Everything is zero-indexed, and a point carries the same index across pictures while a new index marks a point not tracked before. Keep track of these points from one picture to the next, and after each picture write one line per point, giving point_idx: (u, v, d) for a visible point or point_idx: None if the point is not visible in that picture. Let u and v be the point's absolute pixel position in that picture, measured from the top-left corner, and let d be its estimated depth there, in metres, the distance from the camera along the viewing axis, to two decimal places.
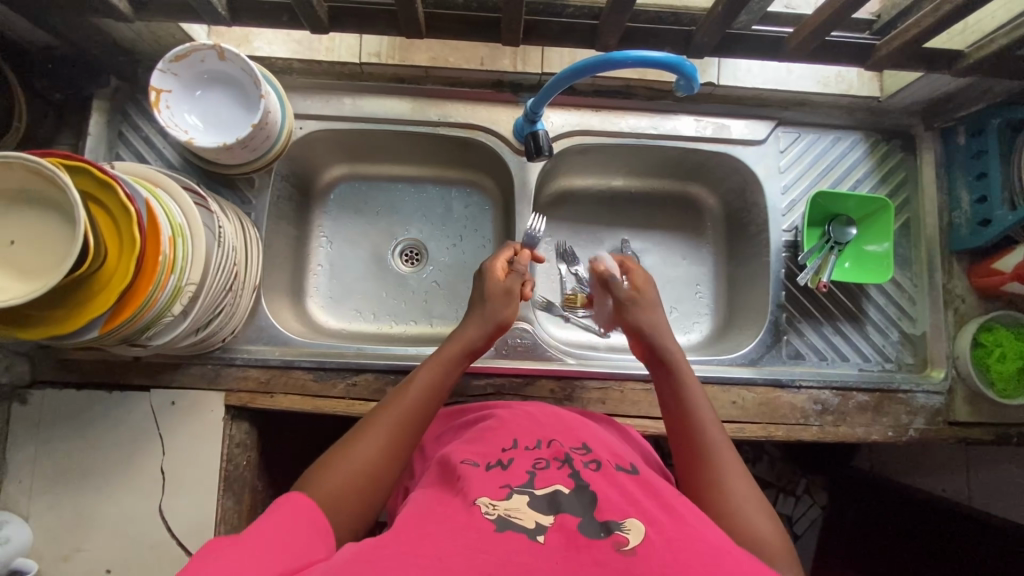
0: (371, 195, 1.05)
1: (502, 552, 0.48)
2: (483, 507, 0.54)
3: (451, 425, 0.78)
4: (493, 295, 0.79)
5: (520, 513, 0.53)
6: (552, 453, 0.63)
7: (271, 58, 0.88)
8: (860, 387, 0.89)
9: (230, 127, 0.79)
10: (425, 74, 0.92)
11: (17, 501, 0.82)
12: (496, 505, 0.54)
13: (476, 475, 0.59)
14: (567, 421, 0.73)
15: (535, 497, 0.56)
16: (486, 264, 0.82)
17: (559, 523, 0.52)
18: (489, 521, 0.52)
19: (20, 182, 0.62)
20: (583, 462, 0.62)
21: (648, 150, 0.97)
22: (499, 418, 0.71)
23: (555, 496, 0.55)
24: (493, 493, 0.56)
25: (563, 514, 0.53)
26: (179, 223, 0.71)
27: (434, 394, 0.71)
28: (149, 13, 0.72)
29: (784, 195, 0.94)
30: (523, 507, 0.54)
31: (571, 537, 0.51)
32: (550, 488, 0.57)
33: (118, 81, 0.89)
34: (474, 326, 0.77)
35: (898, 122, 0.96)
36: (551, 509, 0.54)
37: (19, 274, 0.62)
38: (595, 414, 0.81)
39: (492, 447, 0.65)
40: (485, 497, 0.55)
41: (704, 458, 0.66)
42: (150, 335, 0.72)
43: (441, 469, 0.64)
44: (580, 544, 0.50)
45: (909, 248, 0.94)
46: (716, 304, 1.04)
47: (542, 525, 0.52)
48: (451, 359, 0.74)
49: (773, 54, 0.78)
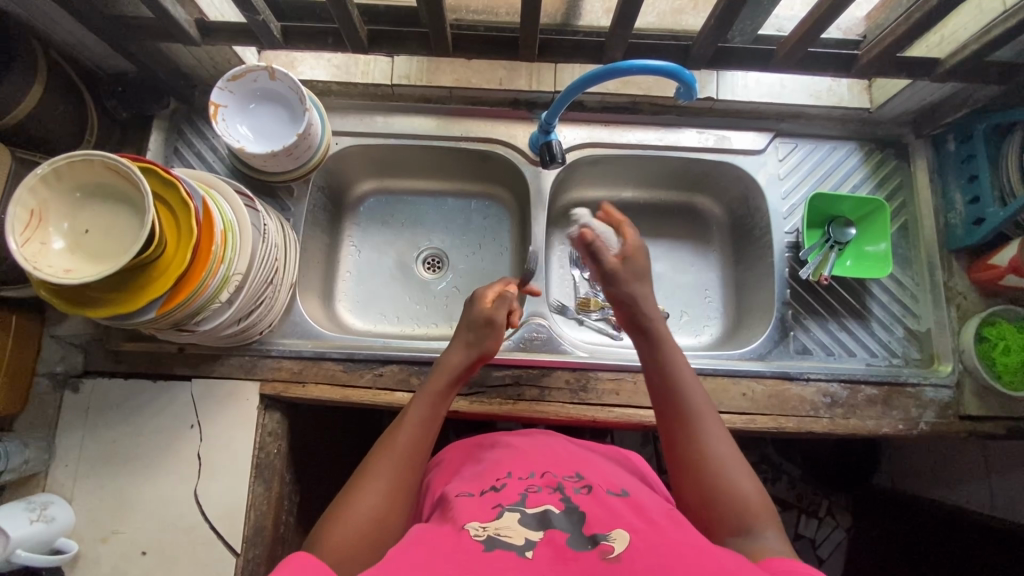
0: (396, 208, 1.13)
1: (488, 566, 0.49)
2: (472, 530, 0.55)
3: (450, 466, 0.78)
4: (477, 322, 0.80)
5: (509, 530, 0.55)
6: (544, 481, 0.64)
7: (313, 81, 1.00)
8: (868, 380, 0.91)
9: (277, 138, 0.90)
10: (450, 94, 1.02)
11: (62, 485, 0.87)
12: (485, 527, 0.56)
13: (468, 505, 0.61)
14: (561, 454, 0.73)
15: (526, 514, 0.57)
16: (474, 294, 0.83)
17: (548, 538, 0.53)
18: (477, 542, 0.53)
19: (99, 178, 0.70)
20: (574, 488, 0.63)
21: (655, 161, 1.04)
22: (495, 458, 0.72)
23: (545, 515, 0.57)
24: (482, 516, 0.58)
25: (553, 531, 0.55)
26: (230, 219, 0.78)
27: (427, 428, 0.72)
28: (214, 38, 0.84)
29: (785, 200, 1.00)
30: (513, 525, 0.56)
31: (560, 550, 0.52)
32: (540, 509, 0.58)
33: (177, 104, 1.00)
34: (457, 353, 0.78)
35: (889, 132, 1.02)
36: (540, 526, 0.55)
37: (92, 258, 0.69)
38: (591, 442, 0.80)
39: (486, 479, 0.66)
40: (474, 522, 0.57)
41: (685, 424, 0.67)
42: (199, 320, 0.78)
43: (438, 506, 0.66)
44: (568, 557, 0.51)
45: (908, 248, 0.99)
46: (724, 307, 1.08)
47: (531, 540, 0.53)
48: (436, 392, 0.75)
49: (766, 65, 0.86)
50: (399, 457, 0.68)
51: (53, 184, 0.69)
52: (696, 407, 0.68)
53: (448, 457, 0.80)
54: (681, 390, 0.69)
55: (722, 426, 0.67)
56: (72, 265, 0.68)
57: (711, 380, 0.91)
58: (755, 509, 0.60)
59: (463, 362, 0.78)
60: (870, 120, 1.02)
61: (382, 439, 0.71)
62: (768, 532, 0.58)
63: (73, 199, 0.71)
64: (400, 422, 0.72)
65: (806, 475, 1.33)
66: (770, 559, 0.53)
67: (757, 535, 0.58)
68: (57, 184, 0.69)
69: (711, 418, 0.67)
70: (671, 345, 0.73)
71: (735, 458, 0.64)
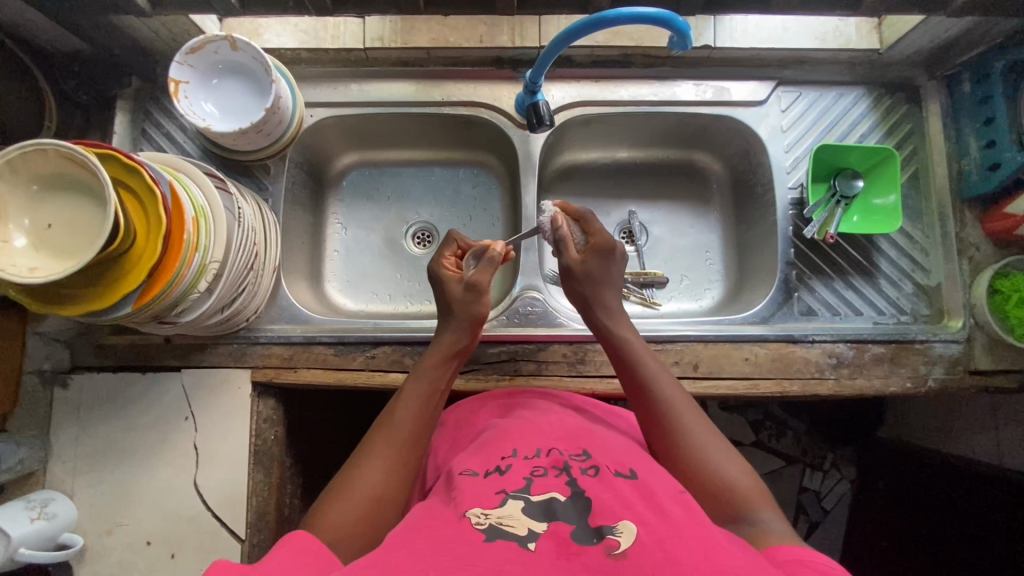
0: (381, 181, 1.08)
1: (489, 558, 0.47)
2: (474, 517, 0.53)
3: (453, 441, 0.76)
4: (457, 297, 0.77)
5: (512, 520, 0.53)
6: (551, 461, 0.62)
7: (280, 49, 0.93)
8: (874, 339, 0.89)
9: (245, 114, 0.85)
10: (427, 56, 0.95)
11: (62, 481, 0.87)
12: (488, 514, 0.54)
13: (472, 486, 0.59)
14: (569, 427, 0.71)
15: (531, 504, 0.55)
16: (435, 271, 0.80)
17: (552, 531, 0.51)
18: (477, 531, 0.51)
19: (56, 168, 0.66)
20: (581, 468, 0.61)
21: (649, 118, 0.98)
22: (500, 430, 0.70)
23: (551, 504, 0.55)
24: (485, 502, 0.56)
25: (558, 522, 0.53)
26: (201, 206, 0.74)
27: (427, 402, 0.70)
28: (165, 8, 0.78)
29: (788, 153, 0.95)
30: (517, 515, 0.54)
31: (563, 544, 0.50)
32: (546, 496, 0.56)
33: (140, 82, 0.95)
34: (450, 329, 0.76)
35: (900, 75, 0.96)
36: (545, 516, 0.53)
37: (58, 253, 0.66)
38: (596, 406, 0.80)
39: (491, 456, 0.64)
40: (476, 508, 0.55)
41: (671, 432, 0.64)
42: (179, 311, 0.76)
43: (442, 482, 0.64)
44: (572, 552, 0.49)
45: (918, 199, 0.94)
46: (726, 268, 1.04)
47: (534, 531, 0.52)
48: (435, 365, 0.73)
49: (766, 7, 0.79)
50: (396, 433, 0.66)
51: (7, 177, 0.65)
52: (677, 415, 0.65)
53: (451, 425, 0.78)
54: (654, 385, 0.68)
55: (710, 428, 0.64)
56: (37, 262, 0.65)
57: (713, 346, 0.88)
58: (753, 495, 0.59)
59: (463, 336, 0.76)
60: (879, 62, 0.95)
61: (383, 415, 0.69)
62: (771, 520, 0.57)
63: (32, 192, 0.66)
64: (399, 398, 0.70)
65: (811, 430, 1.31)
66: (774, 548, 0.53)
67: (767, 518, 0.57)
68: (13, 176, 0.65)
69: (701, 430, 0.64)
70: (648, 356, 0.71)
71: (717, 443, 0.63)
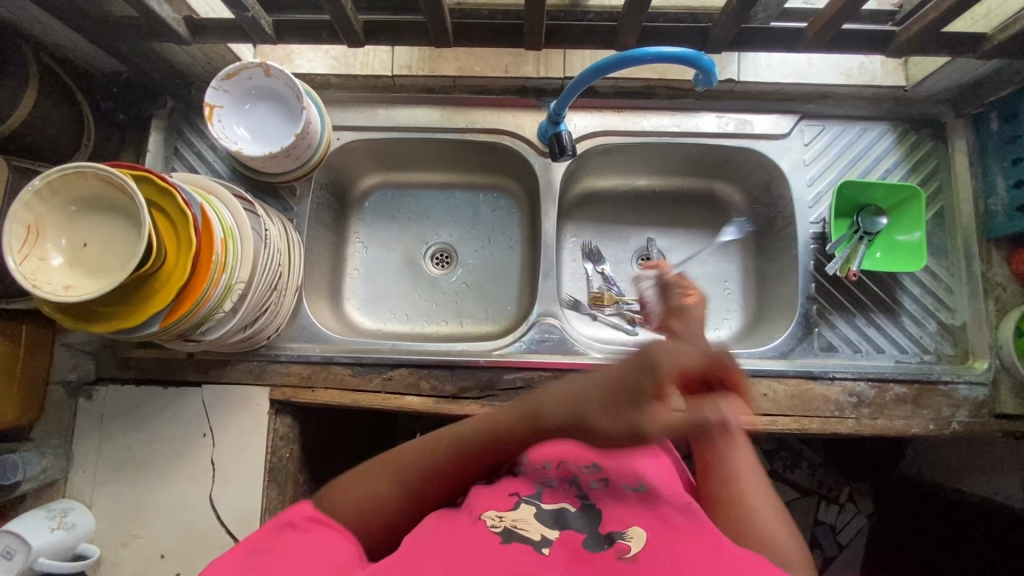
0: (402, 203, 1.10)
1: (505, 558, 0.51)
2: (489, 520, 0.56)
3: None
4: None
5: (526, 524, 0.56)
6: (560, 473, 0.65)
7: (310, 74, 0.96)
8: (897, 379, 0.87)
9: (276, 139, 0.87)
10: (453, 83, 0.97)
11: (81, 490, 0.88)
12: (502, 517, 0.56)
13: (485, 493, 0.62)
14: None
15: (542, 510, 0.59)
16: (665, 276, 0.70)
17: (564, 538, 0.55)
18: (493, 534, 0.54)
19: (94, 189, 0.68)
20: (589, 482, 0.64)
21: (671, 149, 0.99)
22: None
23: (562, 513, 0.58)
24: (499, 506, 0.59)
25: (569, 530, 0.56)
26: (230, 227, 0.75)
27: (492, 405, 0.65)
28: (204, 36, 0.80)
29: (811, 187, 0.94)
30: (529, 519, 0.57)
31: (575, 551, 0.53)
32: (556, 505, 0.60)
33: (174, 102, 0.97)
34: None
35: (927, 111, 0.95)
36: (557, 525, 0.57)
37: (93, 273, 0.67)
38: None
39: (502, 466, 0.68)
40: (491, 511, 0.58)
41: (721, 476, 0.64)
42: (204, 330, 0.77)
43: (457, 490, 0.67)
44: (584, 559, 0.53)
45: (943, 237, 0.93)
46: (745, 299, 1.03)
47: (546, 537, 0.55)
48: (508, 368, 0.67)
49: (793, 46, 0.80)
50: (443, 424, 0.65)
51: (47, 198, 0.67)
52: (731, 461, 0.65)
53: None
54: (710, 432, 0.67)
55: (763, 487, 0.63)
56: (72, 280, 0.67)
57: None
58: (789, 553, 0.57)
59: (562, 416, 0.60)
60: (905, 99, 0.95)
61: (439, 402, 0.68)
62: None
63: (70, 212, 0.69)
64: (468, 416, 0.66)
65: (827, 463, 1.26)
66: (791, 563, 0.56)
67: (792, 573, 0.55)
68: (53, 198, 0.67)
69: (751, 483, 0.63)
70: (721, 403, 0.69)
71: (766, 499, 0.62)
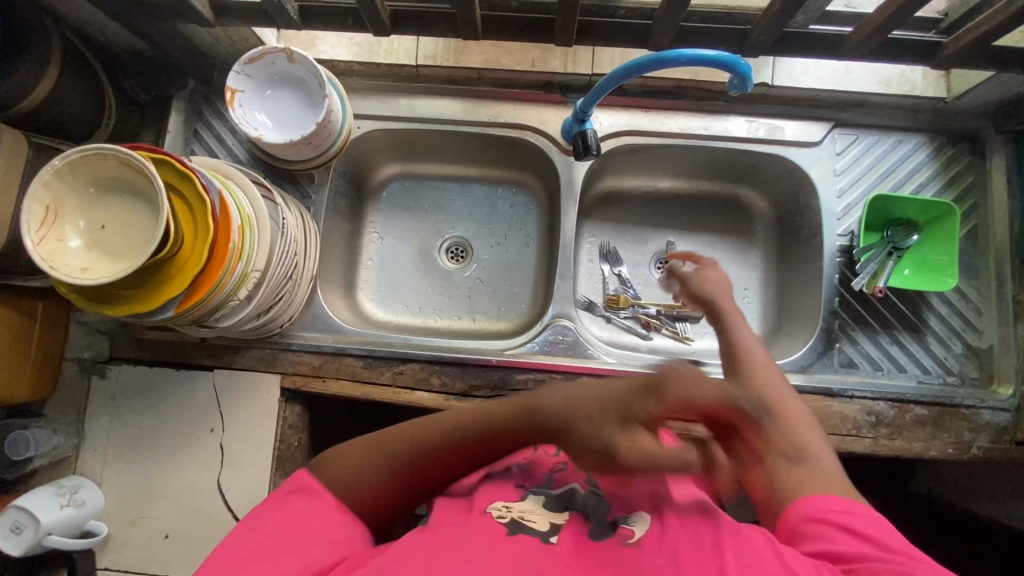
0: (420, 194, 1.08)
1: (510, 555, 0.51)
2: (496, 511, 0.58)
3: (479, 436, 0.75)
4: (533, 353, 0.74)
5: (533, 516, 0.58)
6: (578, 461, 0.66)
7: (333, 60, 0.94)
8: (918, 400, 0.85)
9: (296, 126, 0.86)
10: (478, 76, 0.95)
11: (92, 468, 0.89)
12: (509, 509, 0.58)
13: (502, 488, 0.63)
14: None
15: (552, 497, 0.61)
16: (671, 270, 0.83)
17: (572, 528, 0.56)
18: (501, 525, 0.56)
19: (114, 172, 0.67)
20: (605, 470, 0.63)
21: (697, 151, 0.96)
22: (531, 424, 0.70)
23: (571, 497, 0.61)
24: (507, 496, 0.61)
25: (577, 518, 0.58)
26: (248, 214, 0.74)
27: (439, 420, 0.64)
28: (229, 19, 0.79)
29: (840, 199, 0.92)
30: (538, 510, 0.59)
31: (580, 541, 0.54)
32: (567, 488, 0.63)
33: (195, 83, 0.96)
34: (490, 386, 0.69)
35: (966, 125, 0.92)
36: (564, 509, 0.60)
37: (109, 256, 0.67)
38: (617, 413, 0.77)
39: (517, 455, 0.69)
40: (497, 504, 0.60)
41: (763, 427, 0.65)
42: (218, 317, 0.76)
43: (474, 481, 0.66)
44: (589, 549, 0.53)
45: (975, 256, 0.90)
46: (765, 309, 1.01)
47: (555, 526, 0.56)
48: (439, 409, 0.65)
49: (833, 53, 0.77)
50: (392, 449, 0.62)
51: (68, 179, 0.66)
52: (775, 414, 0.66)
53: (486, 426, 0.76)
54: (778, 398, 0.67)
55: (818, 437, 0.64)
56: (89, 263, 0.66)
57: None
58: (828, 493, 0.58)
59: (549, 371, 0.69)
60: (945, 111, 0.91)
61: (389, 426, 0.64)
62: (818, 460, 0.61)
63: (88, 194, 0.68)
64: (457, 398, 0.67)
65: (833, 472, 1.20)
66: (803, 500, 0.58)
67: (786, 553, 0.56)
68: (71, 179, 0.66)
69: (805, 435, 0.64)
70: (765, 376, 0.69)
71: (814, 443, 0.63)
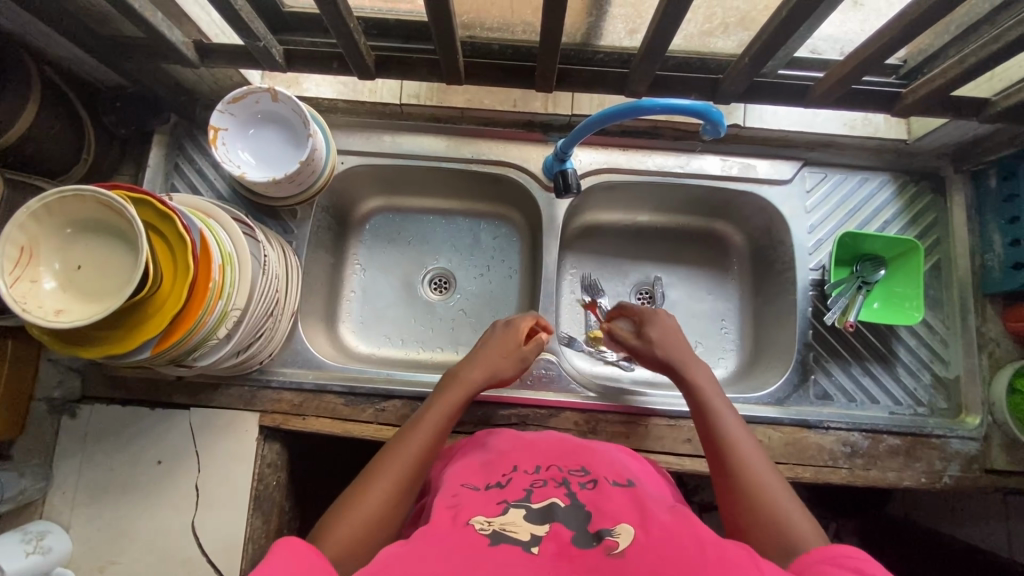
0: (403, 227, 1.09)
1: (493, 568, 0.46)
2: (477, 524, 0.53)
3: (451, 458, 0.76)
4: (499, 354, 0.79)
5: (515, 526, 0.53)
6: (550, 475, 0.62)
7: (317, 98, 0.96)
8: (891, 431, 0.88)
9: (278, 164, 0.86)
10: (460, 115, 0.98)
11: (60, 512, 0.86)
12: (491, 522, 0.53)
13: (474, 496, 0.59)
14: (573, 446, 0.70)
15: (531, 509, 0.56)
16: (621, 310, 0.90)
17: (554, 533, 0.52)
18: (481, 536, 0.51)
19: (93, 212, 0.67)
20: (581, 483, 0.61)
21: (674, 188, 0.99)
22: (500, 449, 0.69)
23: (550, 508, 0.55)
24: (488, 510, 0.55)
25: (558, 525, 0.53)
26: (229, 252, 0.74)
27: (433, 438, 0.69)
28: (213, 60, 0.80)
29: (811, 234, 0.95)
30: (518, 522, 0.54)
31: (564, 547, 0.50)
32: (546, 501, 0.57)
33: (177, 118, 0.96)
34: (457, 389, 0.74)
35: (926, 164, 0.96)
36: (545, 518, 0.54)
37: (85, 297, 0.66)
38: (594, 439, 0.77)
39: (494, 470, 0.64)
40: (478, 517, 0.54)
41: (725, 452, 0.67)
42: (196, 356, 0.75)
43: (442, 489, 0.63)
44: (572, 555, 0.49)
45: (939, 289, 0.94)
46: (742, 340, 1.03)
47: (536, 535, 0.52)
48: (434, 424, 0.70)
49: (799, 101, 0.81)
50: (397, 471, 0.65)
51: (44, 219, 0.65)
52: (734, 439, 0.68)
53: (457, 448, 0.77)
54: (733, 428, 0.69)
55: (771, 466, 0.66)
56: (63, 305, 0.65)
57: None
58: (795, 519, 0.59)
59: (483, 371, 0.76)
60: (906, 151, 0.96)
61: (388, 445, 0.68)
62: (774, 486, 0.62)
63: (65, 234, 0.67)
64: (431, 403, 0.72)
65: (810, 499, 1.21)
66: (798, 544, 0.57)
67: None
68: (48, 219, 0.66)
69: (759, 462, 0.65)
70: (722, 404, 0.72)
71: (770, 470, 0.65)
